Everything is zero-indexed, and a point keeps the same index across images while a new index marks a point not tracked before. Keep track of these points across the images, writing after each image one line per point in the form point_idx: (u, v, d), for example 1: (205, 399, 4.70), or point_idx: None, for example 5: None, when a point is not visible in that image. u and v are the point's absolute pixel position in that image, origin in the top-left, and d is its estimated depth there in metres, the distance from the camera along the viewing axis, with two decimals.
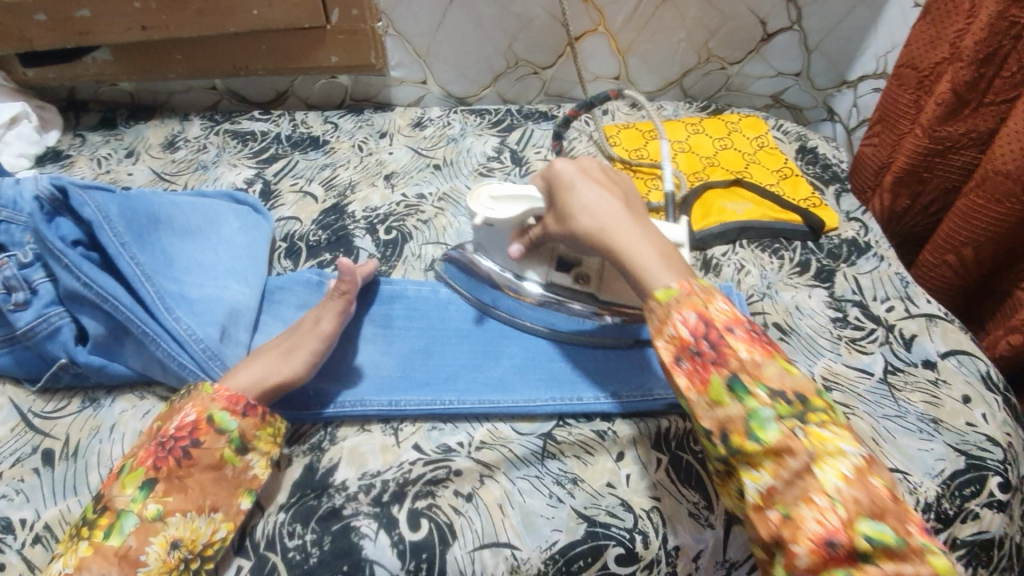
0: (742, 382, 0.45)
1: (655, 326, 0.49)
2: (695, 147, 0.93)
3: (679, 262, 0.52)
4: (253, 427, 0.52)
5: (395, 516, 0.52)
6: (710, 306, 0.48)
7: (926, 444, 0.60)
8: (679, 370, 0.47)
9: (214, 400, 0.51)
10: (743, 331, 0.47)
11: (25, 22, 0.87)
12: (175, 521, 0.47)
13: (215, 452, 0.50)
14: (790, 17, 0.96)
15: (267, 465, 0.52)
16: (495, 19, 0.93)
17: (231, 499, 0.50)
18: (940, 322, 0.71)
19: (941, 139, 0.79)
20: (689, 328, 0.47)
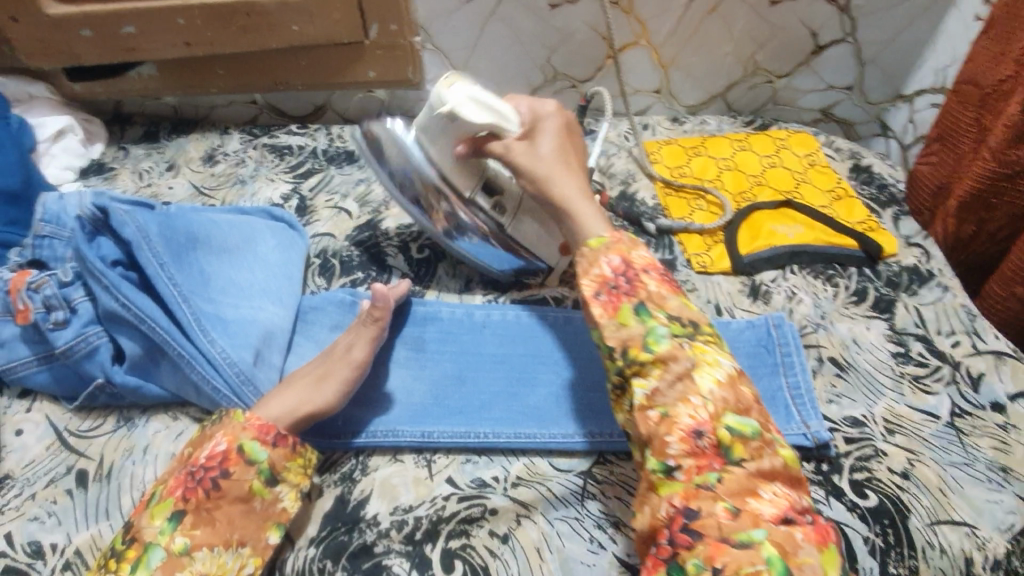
0: (648, 309, 0.50)
1: (583, 267, 0.55)
2: (741, 164, 0.89)
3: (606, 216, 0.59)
4: (283, 458, 0.51)
5: (427, 556, 0.50)
6: (633, 252, 0.54)
7: (997, 496, 0.55)
8: (597, 301, 0.52)
9: (245, 430, 0.51)
10: (657, 274, 0.53)
11: (73, 38, 0.89)
12: (202, 556, 0.46)
13: (245, 484, 0.49)
14: (844, 29, 0.92)
15: (297, 497, 0.51)
16: (535, 32, 0.91)
17: (259, 533, 0.49)
18: (1011, 361, 0.65)
19: (1009, 162, 0.73)
20: (612, 267, 0.53)
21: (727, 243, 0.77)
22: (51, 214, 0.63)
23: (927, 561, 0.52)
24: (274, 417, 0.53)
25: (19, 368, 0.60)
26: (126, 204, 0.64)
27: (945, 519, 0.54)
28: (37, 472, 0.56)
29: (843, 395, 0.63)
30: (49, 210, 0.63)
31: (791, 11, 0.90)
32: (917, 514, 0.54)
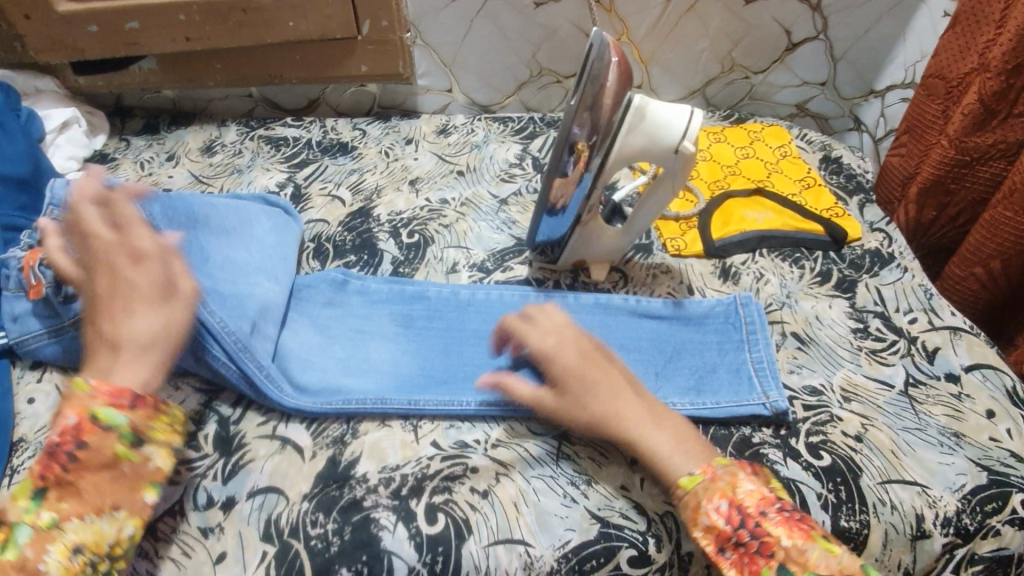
0: (792, 573, 0.47)
1: (689, 516, 0.51)
2: (716, 156, 0.93)
3: (690, 445, 0.55)
4: (144, 419, 0.51)
5: (413, 510, 0.54)
6: (738, 489, 0.51)
7: (948, 458, 0.59)
8: (726, 562, 0.49)
9: (94, 398, 0.50)
10: (776, 513, 0.49)
11: (79, 34, 0.92)
12: (73, 526, 0.47)
13: (107, 451, 0.49)
14: (816, 26, 0.96)
15: (169, 455, 0.52)
16: (520, 29, 0.96)
17: (133, 496, 0.50)
18: (965, 335, 0.69)
19: (969, 149, 0.78)
20: (725, 518, 0.50)
21: (701, 228, 0.82)
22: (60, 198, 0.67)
23: (878, 516, 0.55)
24: (123, 371, 0.53)
25: (31, 340, 0.64)
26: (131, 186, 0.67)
27: (896, 478, 0.57)
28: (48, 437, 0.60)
29: (803, 366, 0.67)
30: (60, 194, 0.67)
31: (765, 9, 0.95)
32: (869, 473, 0.57)
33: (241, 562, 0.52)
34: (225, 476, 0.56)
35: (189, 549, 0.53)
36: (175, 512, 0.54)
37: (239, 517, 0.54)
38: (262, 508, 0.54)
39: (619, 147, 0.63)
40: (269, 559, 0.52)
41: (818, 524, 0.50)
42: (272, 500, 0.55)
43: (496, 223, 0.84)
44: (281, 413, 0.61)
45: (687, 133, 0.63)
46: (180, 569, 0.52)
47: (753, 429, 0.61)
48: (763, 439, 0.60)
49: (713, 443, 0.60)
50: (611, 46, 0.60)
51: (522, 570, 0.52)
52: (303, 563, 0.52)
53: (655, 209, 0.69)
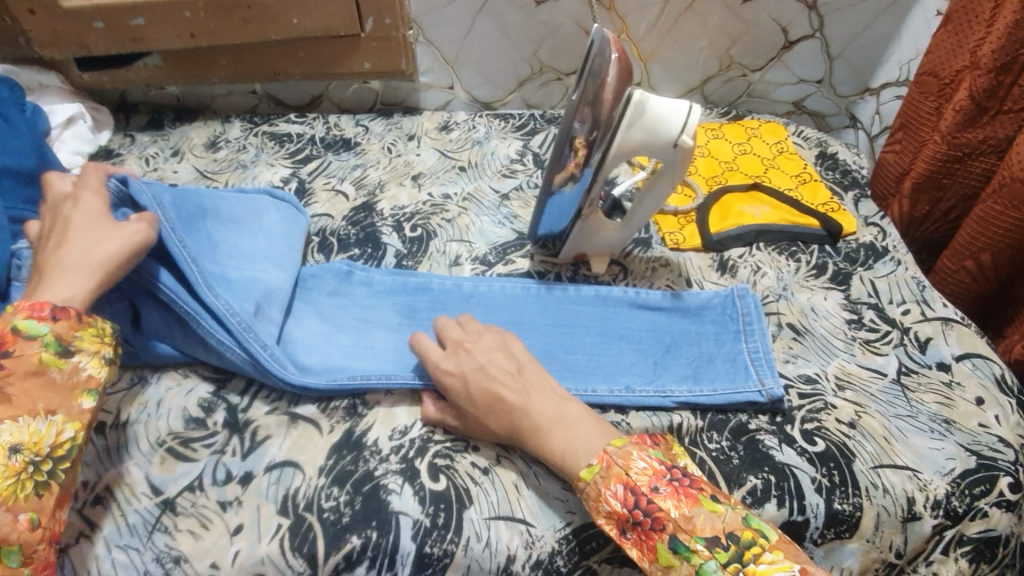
0: (683, 543, 0.46)
1: (591, 505, 0.50)
2: (714, 152, 0.95)
3: (590, 434, 0.53)
4: (70, 329, 0.51)
5: (417, 469, 0.56)
6: (631, 470, 0.50)
7: (938, 444, 0.60)
8: (627, 542, 0.49)
9: (15, 313, 0.50)
10: (666, 486, 0.49)
11: (85, 29, 0.93)
12: (6, 428, 0.47)
13: (33, 358, 0.49)
14: (813, 25, 0.97)
15: (101, 363, 0.53)
16: (521, 26, 0.97)
17: (69, 401, 0.51)
18: (956, 325, 0.71)
19: (960, 145, 0.79)
20: (620, 501, 0.49)
21: (699, 223, 0.83)
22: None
23: (870, 499, 0.57)
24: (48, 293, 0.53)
25: None
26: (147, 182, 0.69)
27: (888, 463, 0.59)
28: None
29: (798, 356, 0.68)
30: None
31: (763, 8, 0.96)
32: (861, 458, 0.59)
33: (257, 534, 0.53)
34: (246, 452, 0.58)
35: (202, 528, 0.54)
36: (195, 487, 0.55)
37: (256, 492, 0.55)
38: (278, 483, 0.56)
39: (618, 143, 0.64)
40: (283, 530, 0.53)
41: (707, 487, 0.50)
42: (289, 473, 0.56)
43: (497, 218, 0.85)
44: (290, 399, 0.62)
45: (685, 127, 0.64)
46: (197, 541, 0.53)
47: (749, 416, 0.63)
48: (759, 425, 0.62)
49: (711, 428, 0.62)
50: (611, 42, 0.62)
51: (524, 548, 0.53)
52: (315, 535, 0.53)
53: (655, 202, 0.71)
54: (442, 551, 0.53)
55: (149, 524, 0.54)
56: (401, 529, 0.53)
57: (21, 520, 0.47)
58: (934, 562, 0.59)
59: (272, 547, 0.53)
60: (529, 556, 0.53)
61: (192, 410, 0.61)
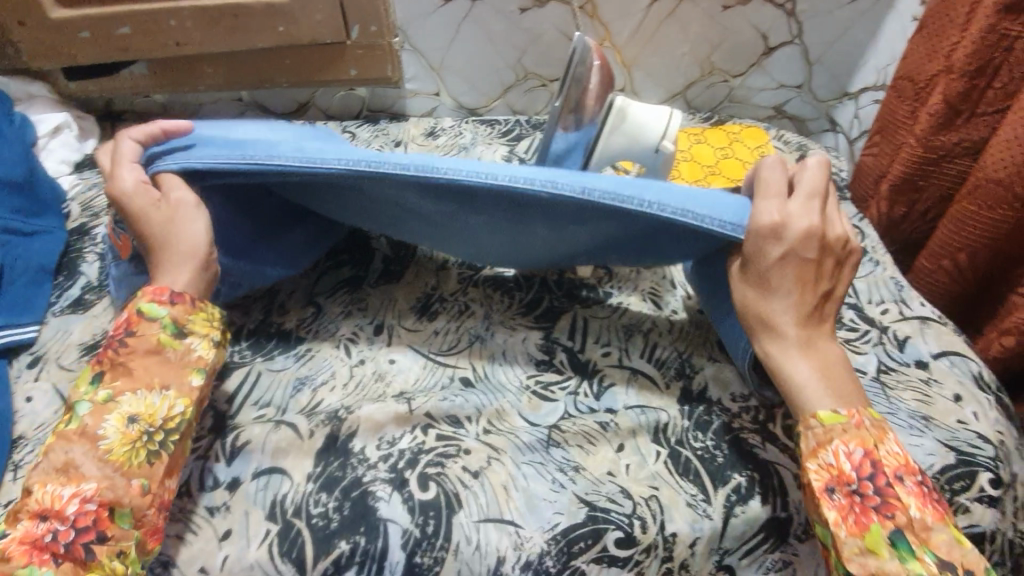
0: (907, 542, 0.46)
1: (812, 448, 0.52)
2: (697, 156, 0.96)
3: (841, 377, 0.54)
4: (184, 313, 0.55)
5: (407, 479, 0.56)
6: (880, 447, 0.50)
7: (918, 440, 0.62)
8: (831, 502, 0.49)
9: (142, 296, 0.55)
10: (912, 485, 0.49)
11: (71, 39, 0.93)
12: (128, 399, 0.51)
13: (151, 338, 0.53)
14: (791, 31, 0.99)
15: (209, 346, 0.56)
16: (506, 34, 0.98)
17: (180, 377, 0.53)
18: (933, 324, 0.73)
19: (936, 147, 0.81)
20: (854, 464, 0.50)
21: None
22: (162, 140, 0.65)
23: None
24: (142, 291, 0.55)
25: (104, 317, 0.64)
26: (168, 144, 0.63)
27: None
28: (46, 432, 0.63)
29: None
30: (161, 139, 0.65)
31: (742, 15, 0.98)
32: None
33: (246, 538, 0.53)
34: (228, 458, 0.57)
35: (190, 533, 0.53)
36: (182, 493, 0.55)
37: (245, 496, 0.55)
38: (267, 488, 0.55)
39: (600, 147, 0.65)
40: (272, 537, 0.53)
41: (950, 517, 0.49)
42: (276, 480, 0.56)
43: None
44: (278, 404, 0.62)
45: (667, 133, 0.65)
46: (185, 547, 0.53)
47: (733, 416, 0.63)
48: (742, 424, 0.62)
49: (696, 427, 0.61)
50: (593, 50, 0.63)
51: (512, 549, 0.53)
52: (304, 541, 0.53)
53: None
54: (433, 560, 0.53)
55: None
56: (390, 535, 0.53)
57: (133, 484, 0.49)
58: None
59: (261, 552, 0.52)
60: (518, 557, 0.53)
61: None
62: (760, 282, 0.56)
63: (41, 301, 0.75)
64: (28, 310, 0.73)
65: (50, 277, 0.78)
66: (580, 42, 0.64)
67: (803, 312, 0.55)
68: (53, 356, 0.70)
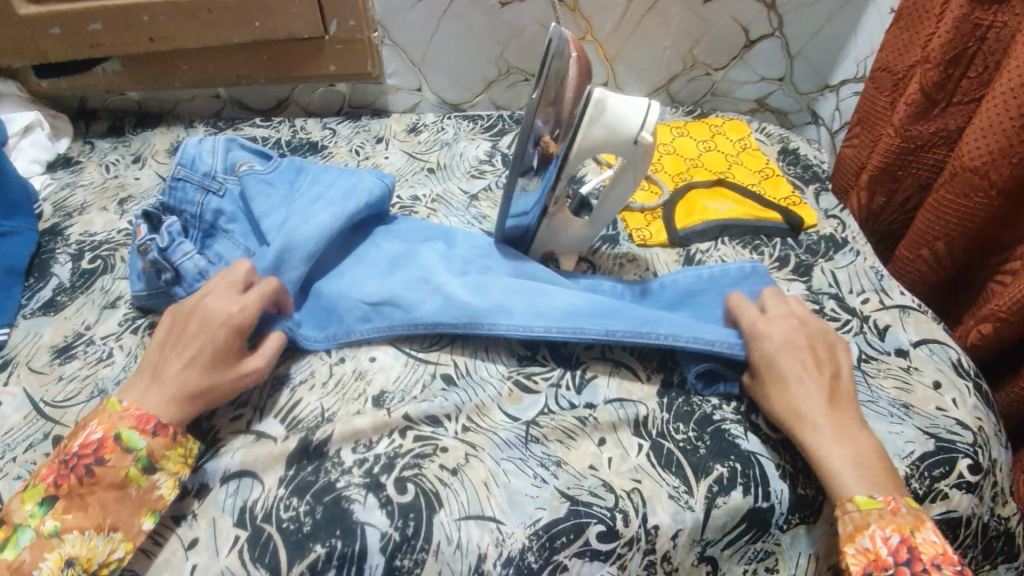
0: None
1: (848, 532, 0.51)
2: (680, 149, 0.96)
3: (874, 466, 0.53)
4: (162, 448, 0.52)
5: (382, 482, 0.55)
6: (917, 533, 0.50)
7: (897, 428, 0.62)
8: None
9: (123, 419, 0.52)
10: (950, 568, 0.48)
11: (40, 35, 0.91)
12: (72, 537, 0.48)
13: (121, 471, 0.50)
14: (772, 24, 1.00)
15: (175, 486, 0.53)
16: (487, 29, 0.98)
17: (133, 519, 0.50)
18: (913, 313, 0.73)
19: (913, 138, 0.82)
20: (891, 549, 0.50)
21: (666, 219, 0.85)
22: (188, 157, 0.70)
23: None
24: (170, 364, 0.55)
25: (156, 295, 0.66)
26: (195, 187, 0.68)
27: None
28: (16, 438, 0.60)
29: None
30: (188, 153, 0.70)
31: (723, 8, 0.98)
32: None
33: (214, 547, 0.52)
34: (198, 463, 0.56)
35: (161, 539, 0.52)
36: None
37: (213, 504, 0.54)
38: (238, 493, 0.55)
39: (580, 139, 0.65)
40: (241, 543, 0.52)
41: None
42: (247, 485, 0.55)
43: (466, 218, 0.85)
44: (254, 405, 0.61)
45: (646, 124, 0.65)
46: (152, 556, 0.52)
47: (714, 406, 0.63)
48: (724, 415, 0.62)
49: (677, 419, 0.61)
50: (570, 42, 0.63)
51: (493, 546, 0.53)
52: (276, 546, 0.52)
53: (620, 199, 0.71)
54: (412, 562, 0.52)
55: None
56: (367, 538, 0.52)
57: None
58: None
59: (231, 558, 0.51)
60: (499, 553, 0.53)
61: None
62: (771, 372, 0.58)
63: (10, 304, 0.73)
64: None
65: (20, 279, 0.77)
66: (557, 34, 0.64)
67: (825, 396, 0.56)
68: (22, 359, 0.68)
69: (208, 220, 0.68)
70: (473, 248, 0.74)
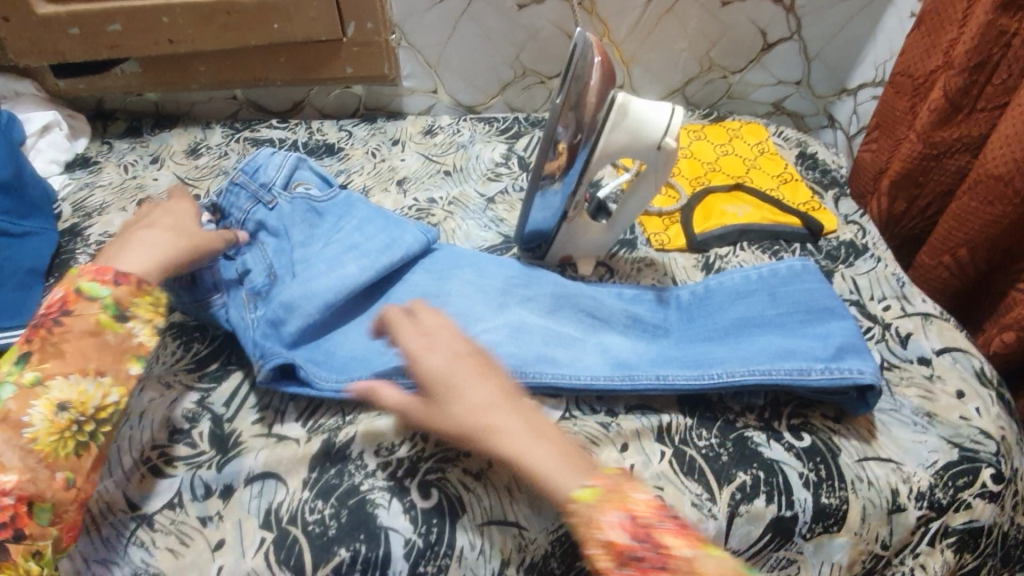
0: None
1: (571, 530, 0.49)
2: (697, 153, 0.96)
3: (576, 460, 0.54)
4: (128, 294, 0.51)
5: (406, 487, 0.55)
6: (630, 502, 0.51)
7: (921, 437, 0.62)
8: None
9: (81, 275, 0.51)
10: (669, 524, 0.49)
11: (60, 36, 0.92)
12: (58, 384, 0.48)
13: (90, 319, 0.50)
14: (790, 27, 0.99)
15: (154, 332, 0.52)
16: (504, 31, 0.97)
17: (118, 363, 0.50)
18: (935, 320, 0.73)
19: (936, 144, 0.81)
20: (625, 532, 0.49)
21: (684, 223, 0.84)
22: (253, 165, 0.72)
23: (856, 492, 0.58)
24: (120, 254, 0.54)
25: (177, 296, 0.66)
26: (247, 195, 0.70)
27: (873, 456, 0.60)
28: None
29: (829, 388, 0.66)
30: (255, 162, 0.72)
31: (741, 11, 0.97)
32: (847, 452, 0.60)
33: (240, 549, 0.52)
34: (220, 465, 0.56)
35: (187, 538, 0.53)
36: (175, 504, 0.54)
37: (238, 505, 0.54)
38: (262, 495, 0.55)
39: (602, 144, 0.64)
40: (267, 545, 0.52)
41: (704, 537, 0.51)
42: (271, 486, 0.55)
43: (482, 221, 0.85)
44: (276, 407, 0.61)
45: (669, 130, 0.65)
46: (177, 558, 0.52)
47: (737, 413, 0.62)
48: (747, 423, 0.61)
49: (701, 425, 0.61)
50: (594, 45, 0.62)
51: (516, 551, 0.54)
52: (302, 549, 0.52)
53: (639, 205, 0.72)
54: (437, 567, 0.52)
55: (126, 539, 0.52)
56: (392, 544, 0.52)
57: (57, 478, 0.46)
58: (920, 555, 0.60)
59: (257, 560, 0.51)
60: (522, 559, 0.54)
61: (175, 421, 0.60)
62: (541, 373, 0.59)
63: (31, 304, 0.74)
64: (18, 312, 0.72)
65: (40, 279, 0.77)
66: (581, 38, 0.63)
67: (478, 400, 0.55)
68: None
69: (249, 229, 0.70)
70: (504, 267, 0.71)
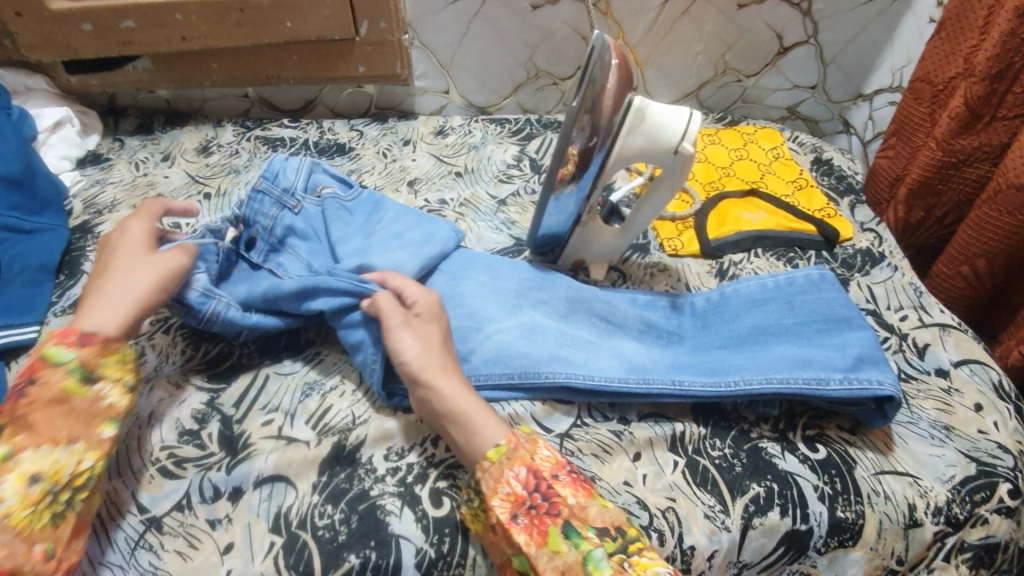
0: (574, 529, 0.47)
1: (489, 488, 0.50)
2: (711, 157, 0.95)
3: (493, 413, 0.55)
4: (94, 355, 0.53)
5: (418, 494, 0.55)
6: (536, 456, 0.51)
7: (938, 451, 0.61)
8: (517, 527, 0.48)
9: (47, 342, 0.53)
10: (567, 475, 0.51)
11: (73, 31, 0.92)
12: (29, 456, 0.48)
13: (55, 386, 0.51)
14: (807, 31, 0.98)
15: (123, 391, 0.54)
16: (518, 31, 0.97)
17: (90, 429, 0.51)
18: (953, 332, 0.72)
19: (955, 152, 0.80)
20: (522, 483, 0.50)
21: (697, 229, 0.83)
22: (272, 170, 0.72)
23: (872, 506, 0.57)
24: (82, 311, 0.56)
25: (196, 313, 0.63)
26: (271, 201, 0.71)
27: (889, 470, 0.59)
28: None
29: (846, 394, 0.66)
30: (273, 167, 0.73)
31: (757, 14, 0.96)
32: (863, 465, 0.59)
33: (250, 553, 0.52)
34: (230, 467, 0.56)
35: (196, 541, 0.52)
36: (184, 506, 0.54)
37: (248, 509, 0.54)
38: (271, 498, 0.54)
39: (619, 147, 0.64)
40: (276, 550, 0.52)
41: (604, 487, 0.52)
42: (281, 490, 0.55)
43: (494, 223, 0.85)
44: (285, 409, 0.61)
45: (687, 134, 0.64)
46: (186, 561, 0.51)
47: (751, 423, 0.61)
48: (761, 434, 0.61)
49: (715, 435, 0.60)
50: (611, 48, 0.61)
51: None
52: (311, 554, 0.52)
53: (654, 210, 0.71)
54: None
55: (134, 541, 0.52)
56: (403, 552, 0.52)
57: (35, 551, 0.45)
58: (936, 571, 0.59)
59: (266, 565, 0.51)
60: None
61: (185, 422, 0.59)
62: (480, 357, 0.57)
63: (41, 301, 0.74)
64: (28, 309, 0.72)
65: (51, 276, 0.77)
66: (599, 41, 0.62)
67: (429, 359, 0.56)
68: None
69: (278, 235, 0.70)
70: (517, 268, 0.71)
